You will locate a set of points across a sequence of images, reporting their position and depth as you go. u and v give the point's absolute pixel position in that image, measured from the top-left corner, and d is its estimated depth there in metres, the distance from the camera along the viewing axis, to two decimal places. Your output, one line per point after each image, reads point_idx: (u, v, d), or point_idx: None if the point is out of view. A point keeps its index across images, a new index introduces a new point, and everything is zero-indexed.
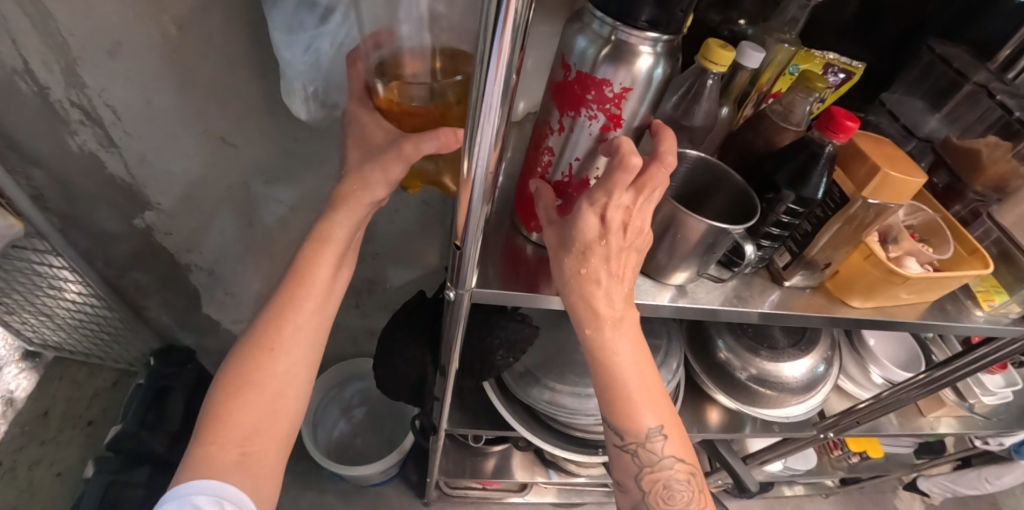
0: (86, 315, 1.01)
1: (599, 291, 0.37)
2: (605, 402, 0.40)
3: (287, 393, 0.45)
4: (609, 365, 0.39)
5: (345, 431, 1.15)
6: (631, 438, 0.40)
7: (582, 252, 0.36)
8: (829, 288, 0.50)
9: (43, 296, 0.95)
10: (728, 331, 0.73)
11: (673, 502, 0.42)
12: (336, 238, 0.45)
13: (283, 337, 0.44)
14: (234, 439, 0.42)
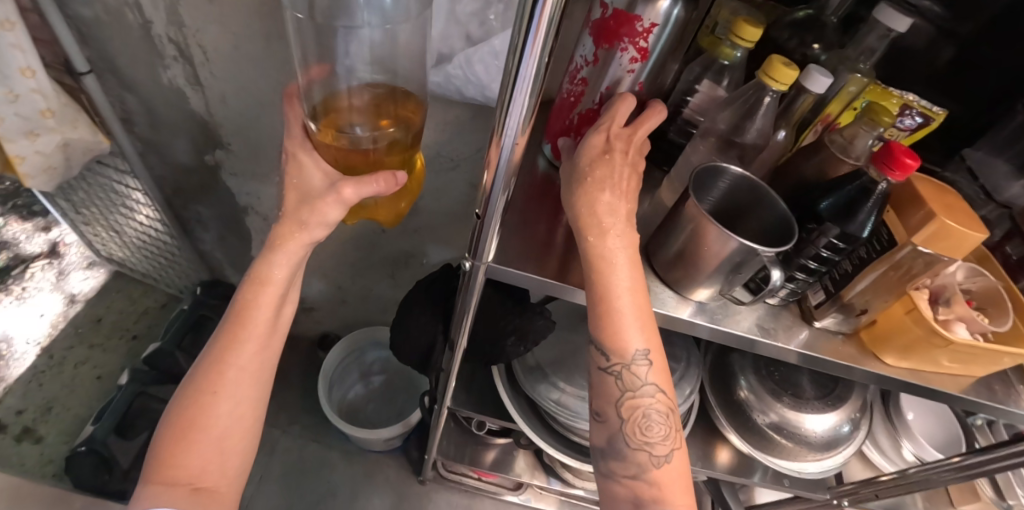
0: (150, 239, 1.08)
1: (606, 199, 0.38)
2: (594, 319, 0.40)
3: (236, 432, 0.44)
4: (606, 282, 0.39)
5: (359, 394, 1.18)
6: (617, 358, 0.40)
7: (596, 177, 0.37)
8: (863, 338, 0.47)
9: (116, 215, 1.04)
10: (752, 369, 0.71)
11: (652, 433, 0.42)
12: (275, 277, 0.43)
13: (229, 377, 0.43)
14: (184, 475, 0.41)
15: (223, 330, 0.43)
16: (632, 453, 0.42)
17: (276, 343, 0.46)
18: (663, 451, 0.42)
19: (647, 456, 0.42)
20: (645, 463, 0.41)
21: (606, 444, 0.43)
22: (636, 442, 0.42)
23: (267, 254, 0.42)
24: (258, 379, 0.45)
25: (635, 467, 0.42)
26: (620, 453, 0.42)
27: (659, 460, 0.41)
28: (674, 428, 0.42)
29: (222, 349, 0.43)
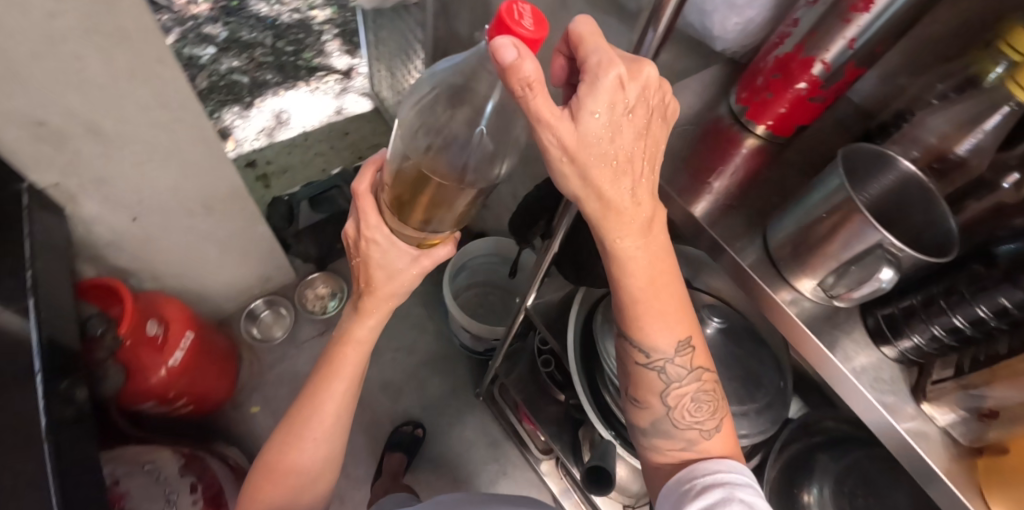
0: (408, 89, 1.31)
1: (626, 185, 0.43)
2: (636, 318, 0.53)
3: (329, 442, 0.62)
4: (633, 289, 0.50)
5: (475, 294, 1.30)
6: (655, 352, 0.54)
7: (590, 148, 0.38)
8: (984, 466, 0.41)
9: (400, 61, 1.29)
10: (834, 487, 0.73)
11: (696, 413, 0.55)
12: (359, 334, 0.59)
13: (310, 423, 0.60)
14: (298, 464, 0.61)
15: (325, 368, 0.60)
16: (679, 433, 0.55)
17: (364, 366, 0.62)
18: (709, 427, 0.55)
19: (695, 436, 0.54)
20: (691, 447, 0.55)
21: (650, 424, 0.57)
22: (682, 423, 0.55)
23: (365, 314, 0.57)
24: (341, 408, 0.62)
25: (688, 452, 0.55)
26: (666, 432, 0.56)
27: (706, 435, 0.54)
28: (713, 411, 0.55)
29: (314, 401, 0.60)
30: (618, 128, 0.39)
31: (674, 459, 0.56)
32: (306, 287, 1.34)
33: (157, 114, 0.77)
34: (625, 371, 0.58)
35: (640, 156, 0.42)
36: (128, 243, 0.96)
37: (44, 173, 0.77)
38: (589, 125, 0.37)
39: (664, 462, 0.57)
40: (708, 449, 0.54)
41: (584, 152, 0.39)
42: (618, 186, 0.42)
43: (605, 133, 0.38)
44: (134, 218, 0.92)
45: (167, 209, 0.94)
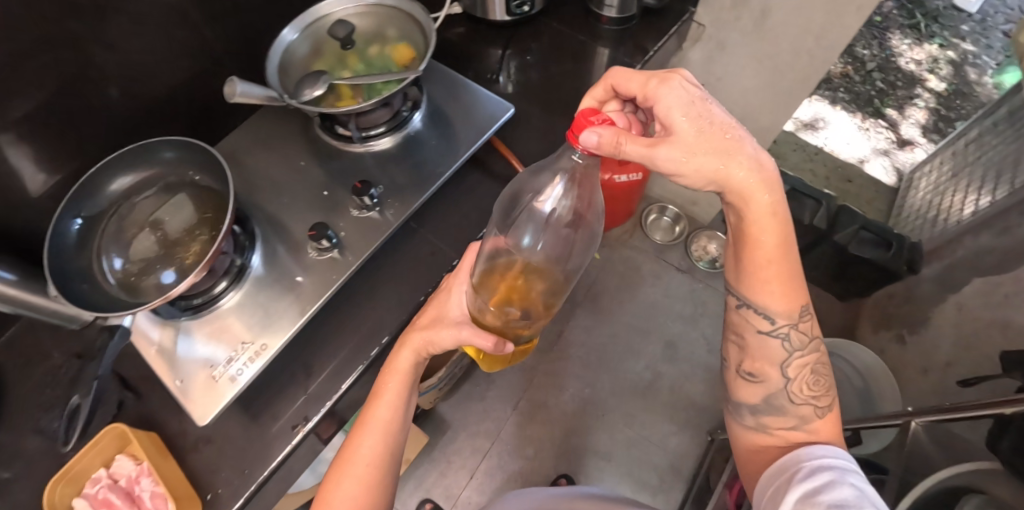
0: (947, 213, 1.14)
1: (717, 169, 0.51)
2: (746, 281, 0.57)
3: (392, 440, 0.59)
4: (758, 261, 0.55)
5: None
6: (784, 316, 0.56)
7: (683, 148, 0.51)
8: None
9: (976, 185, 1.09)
10: None
11: (813, 386, 0.58)
12: (399, 368, 0.60)
13: (357, 456, 0.57)
14: (364, 462, 0.57)
15: (355, 433, 0.59)
16: (793, 409, 0.57)
17: (409, 402, 0.61)
18: (821, 403, 0.57)
19: (808, 412, 0.57)
20: (801, 424, 0.56)
21: (761, 398, 0.59)
22: (799, 397, 0.57)
23: (401, 345, 0.61)
24: (393, 443, 0.59)
25: (798, 433, 0.56)
26: (778, 407, 0.58)
27: (820, 413, 0.57)
28: (827, 385, 0.58)
29: (354, 439, 0.59)
30: (705, 128, 0.52)
31: (783, 441, 0.57)
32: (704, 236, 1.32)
33: (810, 45, 0.93)
34: (739, 346, 0.61)
35: (721, 143, 0.52)
36: None
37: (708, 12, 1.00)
38: (681, 130, 0.52)
39: (761, 444, 0.59)
40: (819, 428, 0.56)
41: (703, 137, 0.52)
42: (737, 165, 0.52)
43: (697, 132, 0.52)
44: (700, 85, 1.11)
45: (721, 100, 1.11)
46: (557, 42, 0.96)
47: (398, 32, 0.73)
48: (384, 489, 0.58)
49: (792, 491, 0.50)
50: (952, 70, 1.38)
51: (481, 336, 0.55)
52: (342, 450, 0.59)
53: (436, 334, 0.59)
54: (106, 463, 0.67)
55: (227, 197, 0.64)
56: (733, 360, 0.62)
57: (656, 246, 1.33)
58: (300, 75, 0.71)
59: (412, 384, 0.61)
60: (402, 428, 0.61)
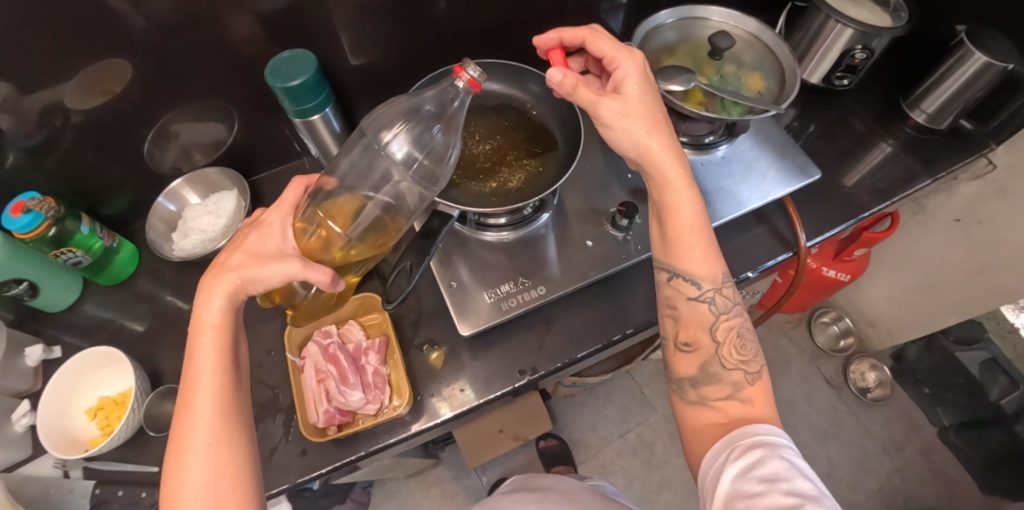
0: None
1: (652, 146, 0.54)
2: (668, 249, 0.56)
3: (226, 397, 0.47)
4: (683, 240, 0.55)
5: None
6: (710, 281, 0.54)
7: (629, 115, 0.54)
8: None
9: None
10: None
11: (743, 350, 0.54)
12: (211, 322, 0.48)
13: (193, 434, 0.45)
14: (202, 431, 0.45)
15: (176, 421, 0.45)
16: (726, 375, 0.53)
17: (237, 348, 0.50)
18: (752, 369, 0.54)
19: (739, 379, 0.53)
20: (734, 390, 0.52)
21: (697, 369, 0.54)
22: (729, 363, 0.54)
23: (207, 293, 0.49)
24: (235, 406, 0.47)
25: (735, 403, 0.52)
26: (713, 375, 0.53)
27: (751, 380, 0.53)
28: (755, 348, 0.54)
29: (180, 419, 0.45)
30: (650, 95, 0.56)
31: (718, 413, 0.51)
32: (866, 361, 1.28)
33: None
34: (672, 318, 0.57)
35: (656, 123, 0.55)
36: (918, 218, 1.09)
37: (1010, 154, 0.90)
38: (631, 94, 0.55)
39: (705, 421, 0.52)
40: (751, 395, 0.52)
41: (639, 103, 0.55)
42: (659, 141, 0.54)
43: (641, 97, 0.55)
44: (955, 220, 1.02)
45: (968, 244, 1.02)
46: (847, 125, 0.97)
47: (754, 60, 0.77)
48: (249, 450, 0.46)
49: (727, 471, 0.45)
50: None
51: (313, 268, 0.49)
52: (171, 440, 0.45)
53: (258, 266, 0.49)
54: (337, 321, 0.70)
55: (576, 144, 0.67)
56: (669, 333, 0.58)
57: (814, 349, 1.31)
58: (654, 63, 0.76)
59: (234, 333, 0.50)
60: (241, 388, 0.49)
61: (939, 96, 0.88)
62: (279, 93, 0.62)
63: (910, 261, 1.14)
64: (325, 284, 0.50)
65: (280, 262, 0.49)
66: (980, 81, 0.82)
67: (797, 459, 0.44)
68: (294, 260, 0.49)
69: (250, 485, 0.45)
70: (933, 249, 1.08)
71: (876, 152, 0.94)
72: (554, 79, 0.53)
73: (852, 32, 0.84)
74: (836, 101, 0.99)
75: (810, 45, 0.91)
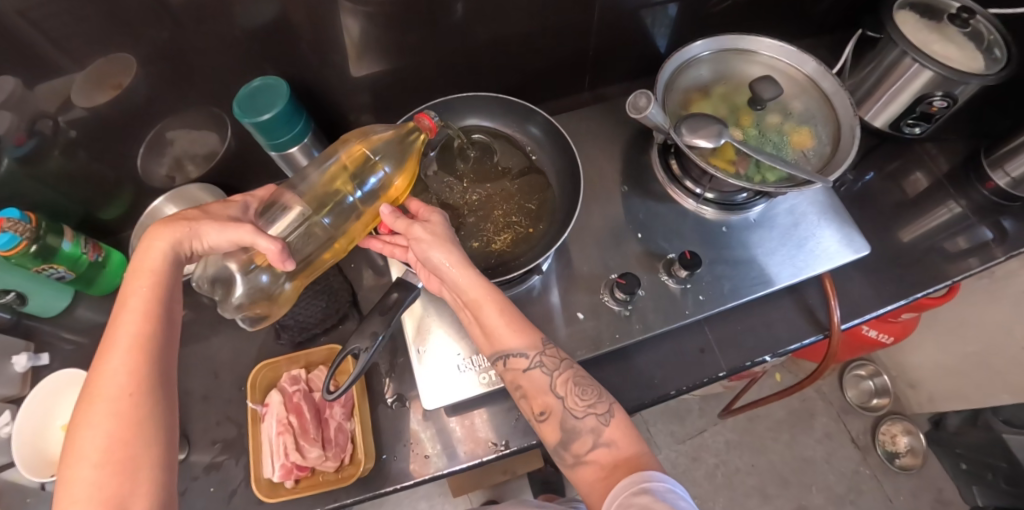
0: None
1: (452, 259, 0.52)
2: (496, 338, 0.53)
3: (149, 347, 0.47)
4: (494, 328, 0.53)
5: None
6: (531, 346, 0.52)
7: (430, 242, 0.52)
8: None
9: None
10: None
11: (585, 396, 0.51)
12: (148, 267, 0.49)
13: (103, 381, 0.44)
14: (117, 378, 0.44)
15: (93, 366, 0.45)
16: (580, 425, 0.49)
17: (173, 297, 0.50)
18: (602, 410, 0.50)
19: (594, 425, 0.49)
20: (596, 438, 0.48)
21: (560, 432, 0.50)
22: (579, 411, 0.50)
23: (147, 241, 0.49)
24: (156, 357, 0.47)
25: (602, 451, 0.48)
26: (574, 431, 0.49)
27: (606, 421, 0.49)
28: (600, 389, 0.51)
29: (98, 363, 0.45)
30: (440, 222, 0.55)
31: (596, 469, 0.48)
32: (900, 425, 1.17)
33: None
34: (516, 397, 0.53)
35: (448, 240, 0.53)
36: (984, 284, 0.96)
37: None
38: (437, 221, 0.55)
39: (588, 481, 0.47)
40: (614, 436, 0.48)
41: (441, 229, 0.54)
42: (446, 255, 0.53)
43: (433, 227, 0.54)
44: None
45: None
46: (912, 178, 0.84)
47: (802, 110, 0.66)
48: (161, 409, 0.46)
49: None
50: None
51: (263, 235, 0.49)
52: (84, 390, 0.45)
53: (208, 226, 0.50)
54: (306, 366, 0.67)
55: (576, 196, 0.62)
56: (523, 409, 0.54)
57: (842, 403, 1.21)
58: (682, 103, 0.67)
59: (172, 282, 0.50)
60: (170, 341, 0.49)
61: None
62: (250, 128, 0.57)
63: (968, 326, 1.01)
64: (274, 256, 0.48)
65: (231, 227, 0.49)
66: None
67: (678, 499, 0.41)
68: (248, 224, 0.49)
69: (156, 443, 0.44)
70: (996, 321, 0.95)
71: (943, 211, 0.81)
72: (381, 210, 0.53)
73: (932, 74, 0.70)
74: (903, 150, 0.86)
75: (878, 85, 0.77)
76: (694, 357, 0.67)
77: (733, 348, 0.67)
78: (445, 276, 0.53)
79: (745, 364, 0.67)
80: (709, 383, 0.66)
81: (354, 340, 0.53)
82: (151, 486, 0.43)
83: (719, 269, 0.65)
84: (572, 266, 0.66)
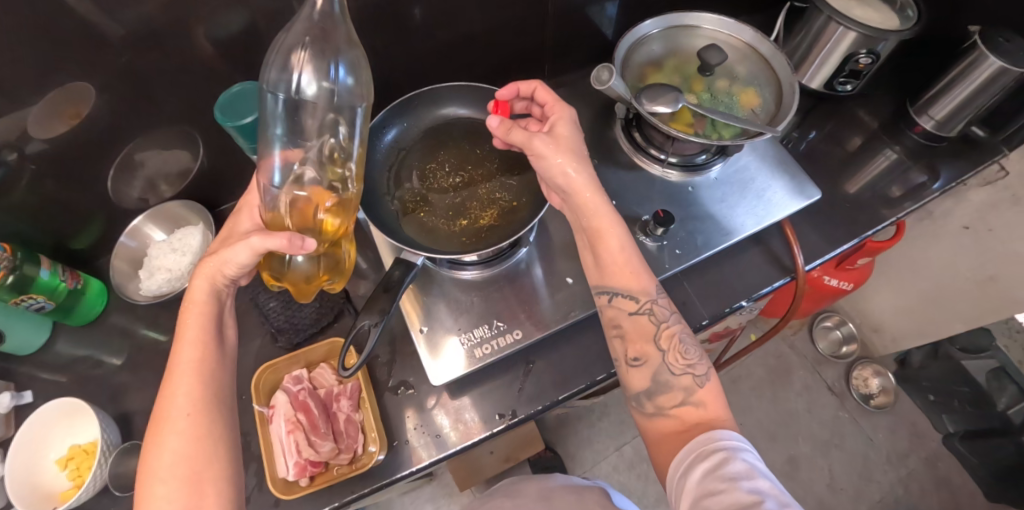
0: None
1: (583, 177, 0.56)
2: (607, 269, 0.56)
3: (209, 370, 0.49)
4: (610, 259, 0.56)
5: None
6: (642, 293, 0.55)
7: (561, 156, 0.56)
8: None
9: None
10: None
11: (687, 355, 0.54)
12: (196, 299, 0.50)
13: (173, 406, 0.47)
14: (183, 400, 0.47)
15: (159, 393, 0.48)
16: (676, 381, 0.53)
17: (222, 323, 0.52)
18: (700, 372, 0.54)
19: (688, 384, 0.53)
20: (687, 395, 0.52)
21: (650, 381, 0.54)
22: (676, 368, 0.53)
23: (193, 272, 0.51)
24: (216, 381, 0.49)
25: (689, 409, 0.51)
26: (666, 384, 0.53)
27: (701, 383, 0.53)
28: (701, 353, 0.55)
29: (165, 390, 0.47)
30: (565, 139, 0.58)
31: (677, 422, 0.51)
32: (871, 367, 1.25)
33: None
34: (617, 338, 0.56)
35: (577, 154, 0.57)
36: (925, 224, 1.04)
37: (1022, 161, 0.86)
38: (564, 136, 0.58)
39: (665, 430, 0.51)
40: (702, 399, 0.52)
41: (561, 142, 0.57)
42: (576, 171, 0.56)
43: (564, 141, 0.57)
44: (964, 228, 0.98)
45: (976, 253, 0.97)
46: (851, 133, 0.92)
47: (747, 74, 0.72)
48: (222, 427, 0.48)
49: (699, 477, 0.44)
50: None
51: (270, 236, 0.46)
52: (152, 416, 0.47)
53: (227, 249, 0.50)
54: (307, 365, 0.68)
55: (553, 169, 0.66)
56: (618, 350, 0.57)
57: (815, 355, 1.28)
58: (639, 76, 0.71)
59: (219, 312, 0.52)
60: (225, 363, 0.51)
61: (949, 102, 0.82)
62: (232, 131, 0.59)
63: (915, 266, 1.10)
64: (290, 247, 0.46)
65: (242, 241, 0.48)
66: (994, 85, 0.75)
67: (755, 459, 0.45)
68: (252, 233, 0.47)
69: (226, 461, 0.47)
70: (940, 257, 1.04)
71: (881, 159, 0.89)
72: (490, 124, 0.55)
73: (856, 35, 0.77)
74: (838, 108, 0.94)
75: (811, 49, 0.85)
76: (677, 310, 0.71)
77: (712, 299, 0.72)
78: (568, 195, 0.57)
79: (726, 310, 0.71)
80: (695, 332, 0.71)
81: (364, 317, 0.54)
82: (220, 498, 0.45)
83: (691, 225, 0.70)
84: (552, 236, 0.69)
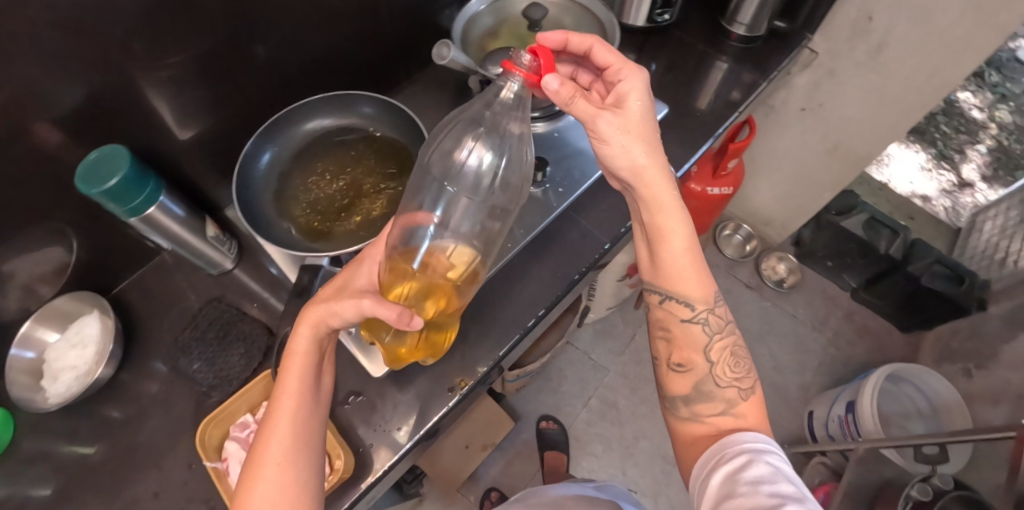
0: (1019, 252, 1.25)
1: (642, 156, 0.56)
2: (668, 274, 0.59)
3: (305, 417, 0.49)
4: (674, 263, 0.58)
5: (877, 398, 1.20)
6: (703, 301, 0.58)
7: (632, 136, 0.56)
8: None
9: None
10: None
11: (736, 368, 0.58)
12: (299, 349, 0.51)
13: (268, 451, 0.46)
14: (279, 445, 0.47)
15: (257, 435, 0.48)
16: (722, 392, 0.56)
17: (319, 375, 0.53)
18: (746, 385, 0.57)
19: (732, 395, 0.56)
20: (728, 406, 0.55)
21: (691, 388, 0.57)
22: (724, 381, 0.57)
23: (299, 320, 0.52)
24: (309, 432, 0.49)
25: (728, 418, 0.54)
26: (707, 393, 0.56)
27: (745, 396, 0.56)
28: (750, 372, 0.58)
29: (261, 438, 0.47)
30: (644, 122, 0.56)
31: (711, 428, 0.54)
32: (775, 256, 1.40)
33: (920, 80, 0.95)
34: (665, 340, 0.61)
35: (646, 137, 0.57)
36: (771, 118, 1.19)
37: (822, 40, 1.01)
38: (631, 114, 0.56)
39: (696, 434, 0.55)
40: (745, 412, 0.55)
41: (638, 128, 0.56)
42: (642, 152, 0.56)
43: (639, 118, 0.56)
44: (801, 109, 1.14)
45: (818, 127, 1.14)
46: (682, 52, 1.02)
47: (574, 23, 0.78)
48: (309, 477, 0.47)
49: (720, 474, 0.48)
50: (1009, 119, 1.49)
51: (380, 306, 0.48)
52: (247, 457, 0.47)
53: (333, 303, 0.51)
54: (251, 410, 0.67)
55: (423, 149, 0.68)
56: (662, 354, 0.61)
57: (726, 261, 1.41)
58: (480, 51, 0.76)
59: (318, 364, 0.52)
60: (318, 414, 0.51)
61: (750, 7, 0.94)
62: (101, 199, 0.58)
63: (778, 153, 1.24)
64: (396, 320, 0.47)
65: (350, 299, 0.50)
66: None
67: (778, 464, 0.47)
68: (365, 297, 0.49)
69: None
70: (796, 141, 1.19)
71: (716, 72, 1.00)
72: (550, 88, 0.50)
73: None
74: (665, 39, 1.02)
75: None
76: (580, 243, 0.78)
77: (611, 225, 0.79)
78: (629, 176, 0.58)
79: (622, 231, 0.79)
80: (601, 257, 0.78)
81: None
82: None
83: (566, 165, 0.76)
84: None
